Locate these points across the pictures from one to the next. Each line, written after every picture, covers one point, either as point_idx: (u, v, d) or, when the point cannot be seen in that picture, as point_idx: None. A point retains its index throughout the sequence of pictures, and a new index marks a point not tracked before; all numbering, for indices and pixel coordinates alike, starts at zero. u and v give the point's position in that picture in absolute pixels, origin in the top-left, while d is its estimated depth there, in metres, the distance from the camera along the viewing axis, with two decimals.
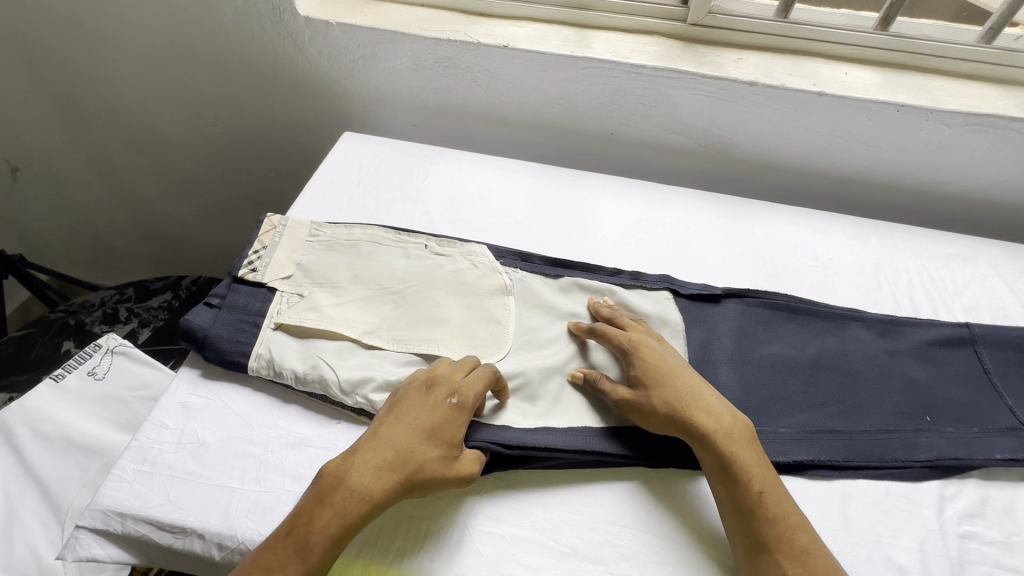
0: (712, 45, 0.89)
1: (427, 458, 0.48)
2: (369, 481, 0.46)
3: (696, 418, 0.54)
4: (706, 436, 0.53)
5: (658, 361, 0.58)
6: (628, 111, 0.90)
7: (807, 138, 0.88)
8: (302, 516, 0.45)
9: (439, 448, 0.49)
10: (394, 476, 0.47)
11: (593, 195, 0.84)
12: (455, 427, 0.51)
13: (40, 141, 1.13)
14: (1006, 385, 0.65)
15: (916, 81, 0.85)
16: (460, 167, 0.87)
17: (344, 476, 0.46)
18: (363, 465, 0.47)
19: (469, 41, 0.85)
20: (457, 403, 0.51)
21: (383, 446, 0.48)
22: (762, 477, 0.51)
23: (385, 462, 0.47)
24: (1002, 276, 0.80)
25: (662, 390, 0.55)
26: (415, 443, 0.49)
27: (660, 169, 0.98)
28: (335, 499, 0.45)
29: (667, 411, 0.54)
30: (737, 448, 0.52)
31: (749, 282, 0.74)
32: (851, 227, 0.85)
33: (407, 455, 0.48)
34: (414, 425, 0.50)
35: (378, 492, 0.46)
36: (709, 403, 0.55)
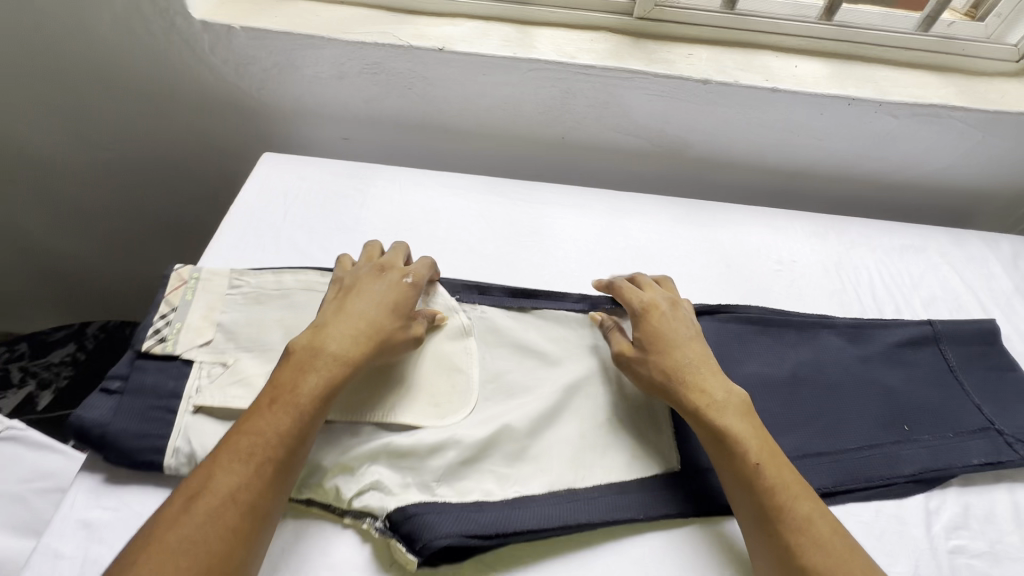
0: (660, 40, 0.84)
1: (387, 315, 0.53)
2: (343, 344, 0.50)
3: (689, 388, 0.53)
4: (700, 410, 0.52)
5: (664, 328, 0.57)
6: (579, 114, 0.84)
7: (762, 134, 0.85)
8: (282, 387, 0.47)
9: (400, 320, 0.54)
10: (364, 335, 0.51)
11: (549, 209, 0.78)
12: (410, 300, 0.56)
13: None
14: (971, 381, 0.65)
15: (862, 71, 0.83)
16: (401, 186, 0.78)
17: (315, 344, 0.50)
18: (334, 333, 0.50)
19: (399, 44, 0.76)
20: (412, 281, 0.57)
21: (342, 316, 0.52)
22: (760, 449, 0.50)
23: (352, 328, 0.51)
24: (952, 265, 0.81)
25: (659, 360, 0.55)
26: (381, 312, 0.53)
27: (614, 173, 0.93)
28: (313, 364, 0.48)
29: (662, 379, 0.54)
30: (732, 418, 0.51)
31: (718, 294, 0.71)
32: (811, 224, 0.83)
33: (370, 316, 0.52)
34: (365, 296, 0.54)
35: (352, 352, 0.50)
36: (705, 372, 0.54)
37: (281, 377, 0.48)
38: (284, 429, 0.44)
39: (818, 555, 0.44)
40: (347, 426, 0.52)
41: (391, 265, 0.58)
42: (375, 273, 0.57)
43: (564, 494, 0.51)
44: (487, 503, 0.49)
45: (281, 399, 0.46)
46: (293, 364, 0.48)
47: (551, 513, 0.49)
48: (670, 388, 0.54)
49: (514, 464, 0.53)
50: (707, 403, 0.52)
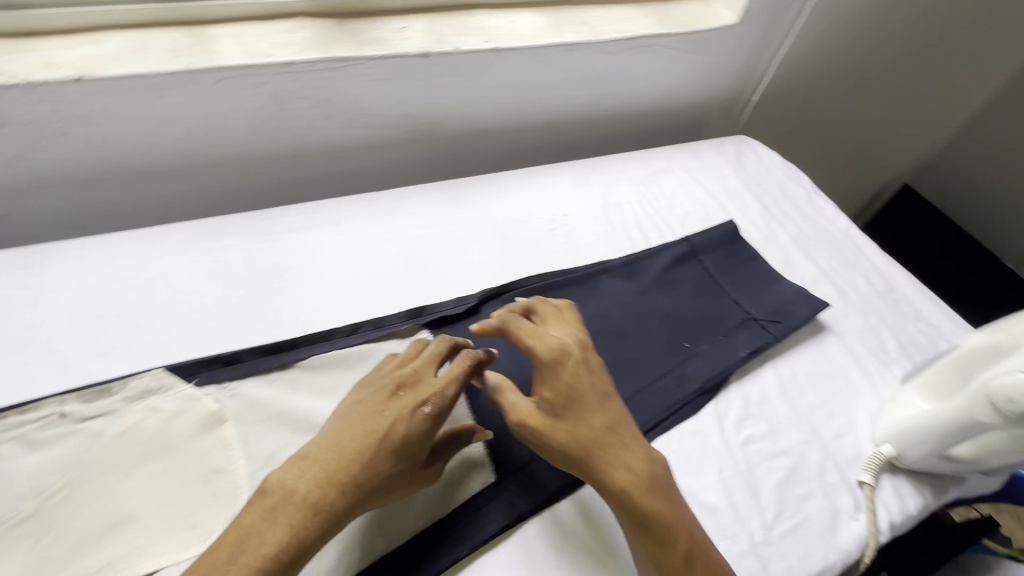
0: (367, 17, 0.76)
1: (389, 460, 0.43)
2: (324, 488, 0.41)
3: (596, 460, 0.47)
4: (625, 491, 0.46)
5: (580, 390, 0.50)
6: (303, 117, 0.73)
7: (504, 96, 0.83)
8: (239, 528, 0.39)
9: (402, 463, 0.44)
10: (349, 488, 0.42)
11: (298, 235, 0.67)
12: (422, 438, 0.45)
13: None
14: (728, 280, 0.72)
15: (574, 15, 0.85)
16: (93, 264, 0.60)
17: (289, 483, 0.41)
18: (311, 472, 0.41)
19: (12, 84, 0.57)
20: (429, 411, 0.45)
21: (332, 450, 0.43)
22: (668, 513, 0.46)
23: (338, 470, 0.42)
24: (695, 178, 0.89)
25: (568, 431, 0.48)
26: (376, 456, 0.43)
27: (374, 171, 0.84)
28: (285, 512, 0.39)
29: (568, 453, 0.47)
30: (637, 481, 0.47)
31: (501, 271, 0.69)
32: (573, 174, 0.85)
33: (368, 453, 0.43)
34: (358, 427, 0.44)
35: (329, 506, 0.41)
36: (613, 433, 0.49)
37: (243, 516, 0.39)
38: None
39: None
40: None
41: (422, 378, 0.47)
42: (388, 393, 0.46)
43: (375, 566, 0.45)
44: None
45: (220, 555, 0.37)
46: (260, 501, 0.40)
47: None
48: (577, 462, 0.47)
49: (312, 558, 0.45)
50: (612, 472, 0.47)
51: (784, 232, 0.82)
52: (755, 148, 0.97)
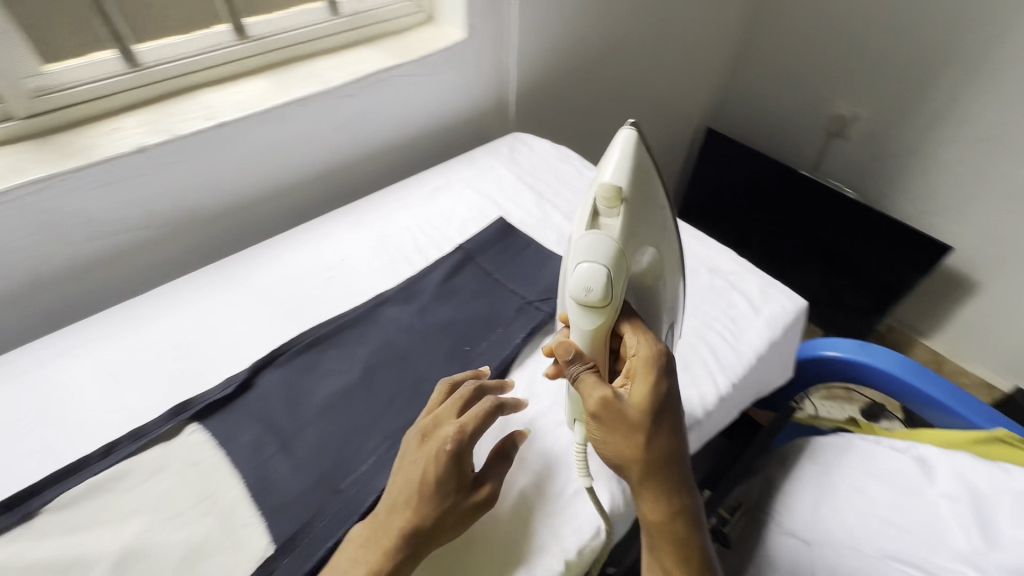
0: (75, 128, 0.73)
1: (434, 502, 0.48)
2: (399, 511, 0.48)
3: (654, 462, 0.48)
4: (668, 513, 0.49)
5: (657, 396, 0.49)
6: (25, 246, 0.68)
7: (255, 164, 0.83)
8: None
9: (446, 502, 0.48)
10: (410, 533, 0.46)
11: (47, 367, 0.64)
12: (450, 478, 0.49)
13: None
14: (504, 273, 0.76)
15: (303, 70, 0.87)
16: None
17: (378, 510, 0.49)
18: (391, 494, 0.49)
19: None
20: (452, 451, 0.49)
21: (391, 503, 0.49)
22: (692, 516, 0.50)
23: (403, 503, 0.48)
24: (472, 185, 0.93)
25: (645, 444, 0.48)
26: (422, 500, 0.48)
27: (147, 272, 0.81)
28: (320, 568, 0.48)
29: (634, 459, 0.48)
30: (680, 484, 0.49)
31: (278, 335, 0.68)
32: (350, 216, 0.86)
33: (415, 500, 0.48)
34: (406, 474, 0.50)
35: (396, 537, 0.46)
36: (677, 434, 0.50)
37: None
38: None
39: None
40: None
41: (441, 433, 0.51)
42: (418, 444, 0.51)
43: None
44: None
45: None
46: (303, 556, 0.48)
47: None
48: (639, 467, 0.48)
49: None
50: (660, 474, 0.49)
51: (557, 211, 0.88)
52: (528, 142, 1.04)
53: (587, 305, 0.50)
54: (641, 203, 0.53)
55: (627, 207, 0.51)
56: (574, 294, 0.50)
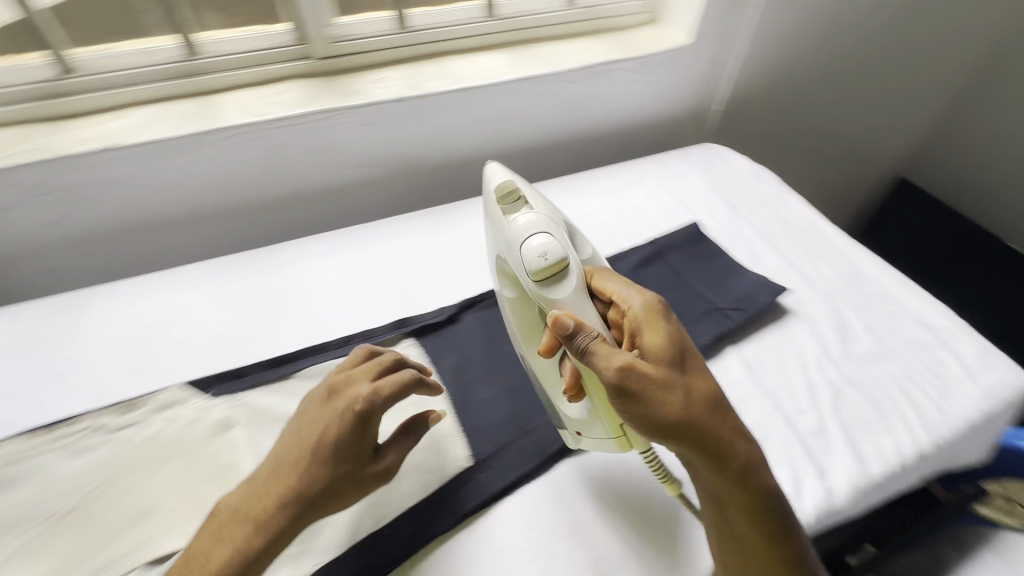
0: (350, 72, 0.86)
1: (325, 469, 0.45)
2: (281, 481, 0.45)
3: (704, 413, 0.46)
4: (731, 466, 0.46)
5: (667, 338, 0.49)
6: (298, 163, 0.82)
7: (477, 128, 0.91)
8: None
9: (341, 469, 0.46)
10: (295, 498, 0.44)
11: (298, 264, 0.76)
12: (349, 441, 0.46)
13: None
14: (693, 275, 0.78)
15: (535, 52, 0.94)
16: (123, 302, 0.70)
17: (257, 477, 0.46)
18: (276, 460, 0.46)
19: (59, 155, 0.69)
20: (359, 411, 0.46)
21: (277, 467, 0.45)
22: (761, 455, 0.48)
23: (293, 469, 0.45)
24: (663, 186, 0.95)
25: (684, 397, 0.46)
26: (313, 466, 0.45)
27: (369, 206, 0.93)
28: (265, 546, 0.43)
29: (685, 420, 0.45)
30: (737, 428, 0.48)
31: (481, 283, 0.76)
32: (547, 191, 0.92)
33: (302, 466, 0.45)
34: (307, 432, 0.46)
35: (278, 504, 0.44)
36: (703, 374, 0.49)
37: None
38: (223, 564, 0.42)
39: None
40: None
41: (356, 394, 0.47)
42: (324, 402, 0.48)
43: (366, 539, 0.50)
44: None
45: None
46: (228, 541, 0.43)
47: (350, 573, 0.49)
48: (697, 425, 0.46)
49: (308, 539, 0.51)
50: (717, 424, 0.46)
51: (749, 227, 0.87)
52: (723, 155, 1.03)
53: (548, 265, 0.53)
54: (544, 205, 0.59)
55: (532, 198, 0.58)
56: (528, 266, 0.53)
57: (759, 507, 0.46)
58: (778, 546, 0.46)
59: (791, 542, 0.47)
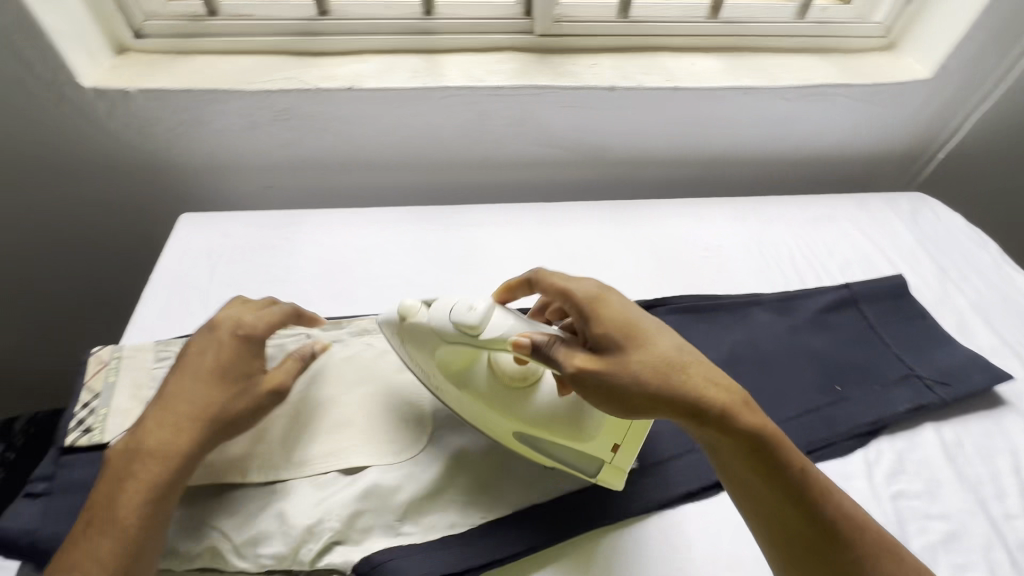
0: (564, 53, 0.86)
1: (225, 391, 0.49)
2: (187, 413, 0.47)
3: (677, 376, 0.46)
4: (718, 424, 0.46)
5: (619, 312, 0.50)
6: (498, 133, 0.84)
7: (674, 131, 0.88)
8: (112, 532, 0.41)
9: (230, 391, 0.49)
10: (211, 412, 0.47)
11: (482, 229, 0.79)
12: (243, 366, 0.51)
13: None
14: (890, 334, 0.70)
15: (752, 62, 0.89)
16: (328, 230, 0.77)
17: (147, 422, 0.46)
18: (173, 396, 0.48)
19: (307, 88, 0.76)
20: (237, 341, 0.52)
21: (180, 400, 0.47)
22: (749, 401, 0.47)
23: (190, 402, 0.47)
24: (861, 230, 0.86)
25: (647, 363, 0.47)
26: (218, 387, 0.49)
27: (544, 187, 0.93)
28: (177, 484, 0.45)
29: (656, 388, 0.45)
30: (718, 381, 0.47)
31: (655, 288, 0.74)
32: (731, 208, 0.87)
33: (215, 385, 0.49)
34: (184, 372, 0.49)
35: (196, 424, 0.47)
36: (667, 336, 0.49)
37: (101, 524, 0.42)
38: (135, 505, 0.42)
39: (817, 515, 0.45)
40: (302, 480, 0.51)
41: (252, 334, 0.53)
42: (204, 337, 0.52)
43: (531, 509, 0.52)
44: (457, 536, 0.49)
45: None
46: (133, 480, 0.43)
47: (513, 535, 0.50)
48: (668, 396, 0.45)
49: (477, 491, 0.53)
50: (692, 384, 0.46)
51: (961, 296, 0.77)
52: (934, 209, 0.91)
53: (484, 317, 0.49)
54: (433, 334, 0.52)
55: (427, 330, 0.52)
56: (464, 325, 0.49)
57: (761, 459, 0.45)
58: (796, 492, 0.45)
59: (830, 505, 0.45)
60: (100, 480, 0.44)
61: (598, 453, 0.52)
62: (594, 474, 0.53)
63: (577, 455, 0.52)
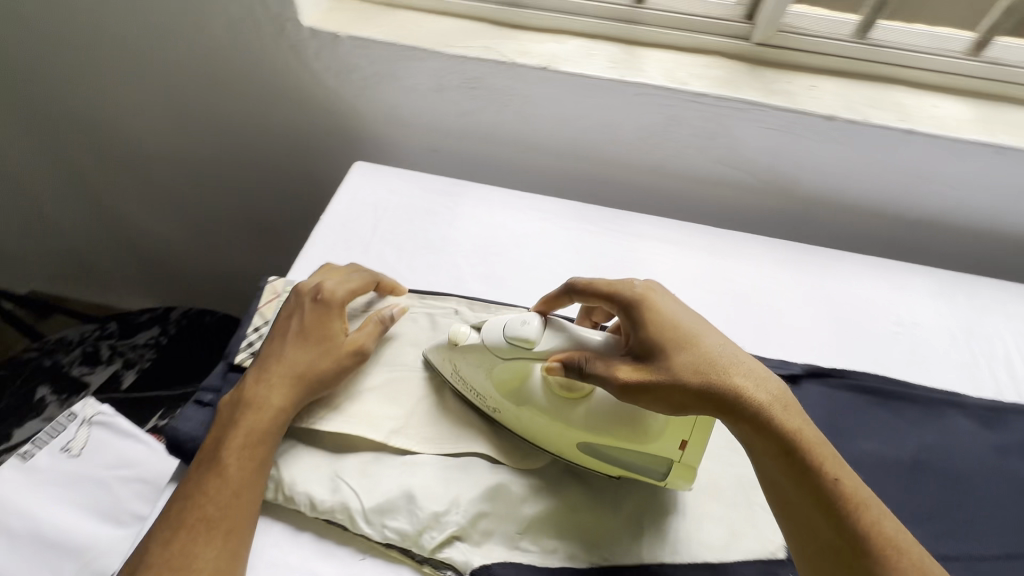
0: (780, 68, 0.76)
1: (312, 350, 0.52)
2: (280, 369, 0.51)
3: (718, 374, 0.45)
4: (749, 422, 0.43)
5: (666, 311, 0.48)
6: (683, 143, 0.78)
7: (886, 178, 0.76)
8: (214, 477, 0.45)
9: (318, 351, 0.52)
10: (298, 371, 0.51)
11: (642, 243, 0.74)
12: (327, 326, 0.54)
13: (26, 151, 1.04)
14: None
15: (1014, 116, 0.73)
16: (490, 208, 0.75)
17: (253, 377, 0.51)
18: (270, 354, 0.52)
19: (502, 60, 0.73)
20: (317, 305, 0.54)
21: (274, 357, 0.52)
22: (792, 408, 0.45)
23: (283, 359, 0.51)
24: None
25: (687, 357, 0.46)
26: (307, 348, 0.52)
27: (712, 208, 0.85)
28: (271, 439, 0.48)
29: (695, 385, 0.44)
30: (761, 382, 0.45)
31: (830, 355, 0.65)
32: (939, 282, 0.73)
33: (303, 346, 0.52)
34: (280, 332, 0.54)
35: (286, 381, 0.50)
36: (713, 336, 0.48)
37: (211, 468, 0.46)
38: (236, 455, 0.46)
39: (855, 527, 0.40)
40: (432, 461, 0.50)
41: (333, 296, 0.55)
42: (293, 302, 0.55)
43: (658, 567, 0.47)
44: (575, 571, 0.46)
45: (208, 527, 0.43)
46: (237, 431, 0.48)
47: None
48: (699, 394, 0.44)
49: (605, 527, 0.48)
50: (733, 383, 0.44)
51: None
52: None
53: (536, 333, 0.48)
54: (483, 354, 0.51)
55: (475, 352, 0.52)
56: (518, 341, 0.48)
57: (801, 468, 0.42)
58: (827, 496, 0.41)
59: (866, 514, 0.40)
60: (214, 430, 0.49)
61: (665, 453, 0.47)
62: (664, 479, 0.49)
63: (642, 457, 0.48)
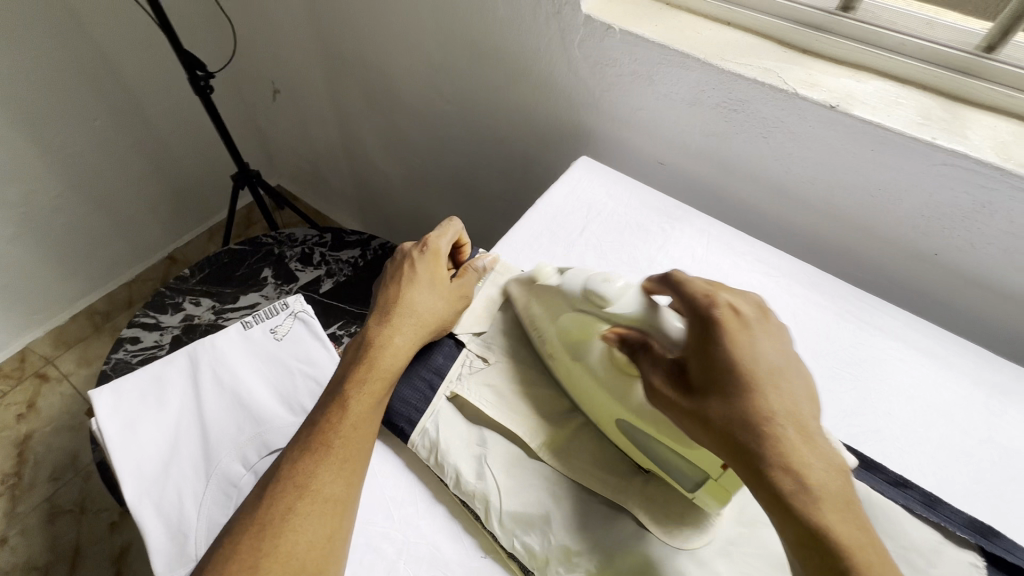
0: None
1: (427, 301, 0.55)
2: (396, 316, 0.54)
3: (753, 436, 0.38)
4: (777, 499, 0.37)
5: (739, 344, 0.41)
6: (983, 237, 0.61)
7: None
8: (338, 410, 0.48)
9: (432, 301, 0.55)
10: (412, 317, 0.54)
11: (882, 340, 0.61)
12: (436, 277, 0.57)
13: (312, 73, 1.23)
14: None
15: None
16: (708, 242, 0.68)
17: (374, 323, 0.54)
18: (388, 301, 0.55)
19: (781, 87, 0.64)
20: (426, 257, 0.58)
21: (390, 304, 0.55)
22: (839, 507, 0.36)
23: (398, 306, 0.54)
24: None
25: (730, 405, 0.39)
26: (421, 297, 0.55)
27: (987, 322, 0.67)
28: (387, 380, 0.51)
29: (729, 434, 0.39)
30: (807, 463, 0.37)
31: None
32: None
33: (415, 295, 0.55)
34: (394, 281, 0.57)
35: (402, 327, 0.53)
36: (779, 390, 0.40)
37: (334, 400, 0.49)
38: (356, 393, 0.49)
39: None
40: (575, 493, 0.48)
41: (440, 250, 0.59)
42: (407, 256, 0.59)
43: None
44: None
45: (327, 452, 0.46)
46: (357, 372, 0.50)
47: None
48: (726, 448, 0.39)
49: None
50: (773, 451, 0.37)
51: None
52: None
53: (615, 291, 0.48)
54: (552, 300, 0.53)
55: (552, 292, 0.53)
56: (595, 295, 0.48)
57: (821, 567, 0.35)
58: None
59: None
60: (336, 369, 0.52)
61: (704, 465, 0.43)
62: (693, 492, 0.45)
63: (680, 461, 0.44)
